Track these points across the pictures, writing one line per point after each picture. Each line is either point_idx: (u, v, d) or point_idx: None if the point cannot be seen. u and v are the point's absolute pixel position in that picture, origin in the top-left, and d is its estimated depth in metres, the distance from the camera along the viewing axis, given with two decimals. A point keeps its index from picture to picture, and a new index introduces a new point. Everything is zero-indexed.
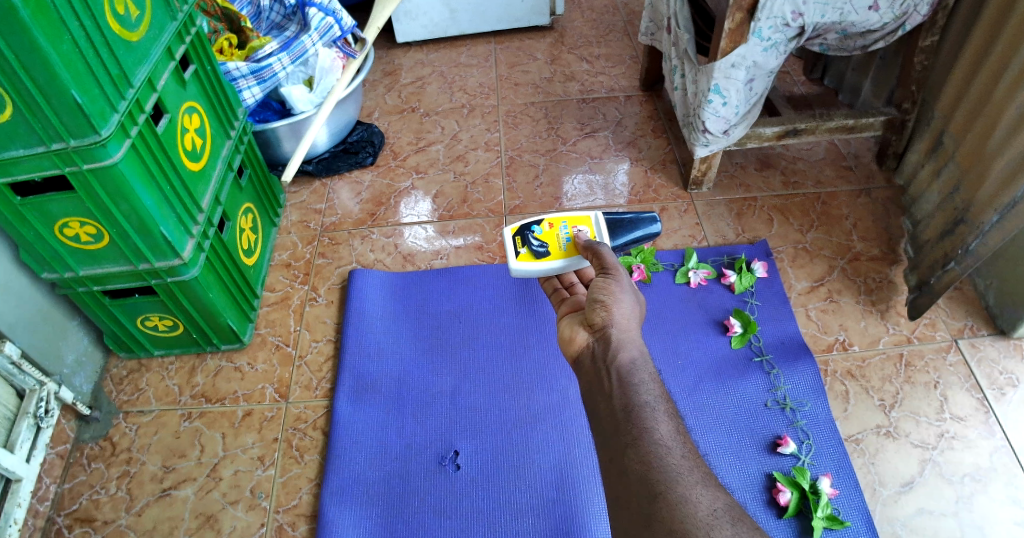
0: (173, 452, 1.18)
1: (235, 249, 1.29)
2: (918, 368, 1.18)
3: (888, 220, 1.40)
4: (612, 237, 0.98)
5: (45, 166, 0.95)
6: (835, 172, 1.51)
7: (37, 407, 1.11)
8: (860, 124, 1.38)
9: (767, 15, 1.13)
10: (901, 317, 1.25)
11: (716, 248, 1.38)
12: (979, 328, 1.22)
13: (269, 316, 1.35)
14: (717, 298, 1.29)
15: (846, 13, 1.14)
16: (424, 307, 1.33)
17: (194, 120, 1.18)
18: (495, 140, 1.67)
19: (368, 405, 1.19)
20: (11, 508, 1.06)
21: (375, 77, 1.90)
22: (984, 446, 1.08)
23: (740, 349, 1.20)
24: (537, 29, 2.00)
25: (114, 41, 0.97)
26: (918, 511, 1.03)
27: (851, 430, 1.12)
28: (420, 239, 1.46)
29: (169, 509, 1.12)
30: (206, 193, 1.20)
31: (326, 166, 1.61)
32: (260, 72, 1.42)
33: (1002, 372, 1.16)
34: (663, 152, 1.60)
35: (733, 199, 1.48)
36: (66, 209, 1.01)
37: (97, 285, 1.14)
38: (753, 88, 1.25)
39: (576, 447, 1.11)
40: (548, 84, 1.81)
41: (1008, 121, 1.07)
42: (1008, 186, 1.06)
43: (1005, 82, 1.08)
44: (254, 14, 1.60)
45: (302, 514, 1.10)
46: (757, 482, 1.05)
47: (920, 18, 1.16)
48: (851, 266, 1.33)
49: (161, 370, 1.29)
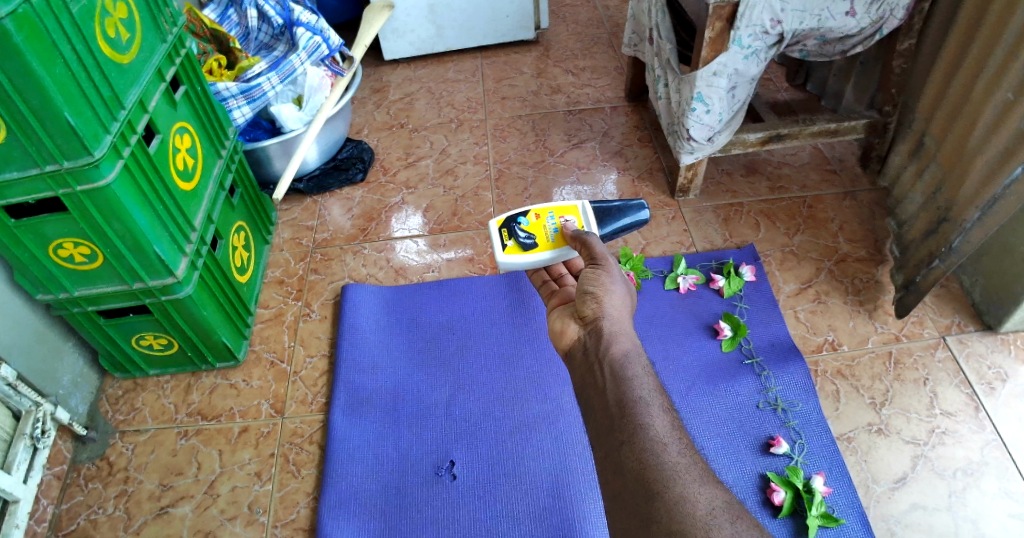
0: (170, 470, 1.18)
1: (228, 266, 1.30)
2: (907, 365, 1.19)
3: (873, 222, 1.42)
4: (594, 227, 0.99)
5: (39, 188, 0.97)
6: (819, 176, 1.53)
7: (34, 428, 1.12)
8: (843, 128, 1.41)
9: (746, 24, 1.15)
10: (889, 316, 1.26)
11: (704, 253, 1.39)
12: (966, 324, 1.24)
13: (263, 333, 1.36)
14: (706, 303, 1.30)
15: (824, 19, 1.17)
16: (418, 320, 1.34)
17: (185, 140, 1.20)
18: (484, 154, 1.69)
19: (364, 418, 1.20)
20: (9, 529, 1.07)
21: (364, 94, 1.93)
22: (974, 440, 1.09)
23: (731, 352, 1.22)
24: (522, 44, 2.03)
25: (105, 64, 0.99)
26: (912, 507, 1.04)
27: (843, 428, 1.13)
28: (412, 253, 1.48)
29: (167, 526, 1.12)
30: (199, 212, 1.21)
31: (317, 183, 1.63)
32: (249, 92, 1.44)
33: (990, 366, 1.17)
34: (650, 161, 1.62)
35: (720, 204, 1.50)
36: (60, 231, 1.02)
37: (91, 305, 1.15)
38: (736, 96, 1.27)
39: (571, 453, 1.12)
40: (535, 97, 1.84)
41: (987, 120, 1.09)
42: (989, 183, 1.08)
43: (982, 82, 1.10)
44: (244, 35, 1.63)
45: (301, 528, 1.10)
46: (752, 482, 1.06)
47: (896, 22, 1.19)
48: (839, 267, 1.35)
49: (156, 389, 1.30)
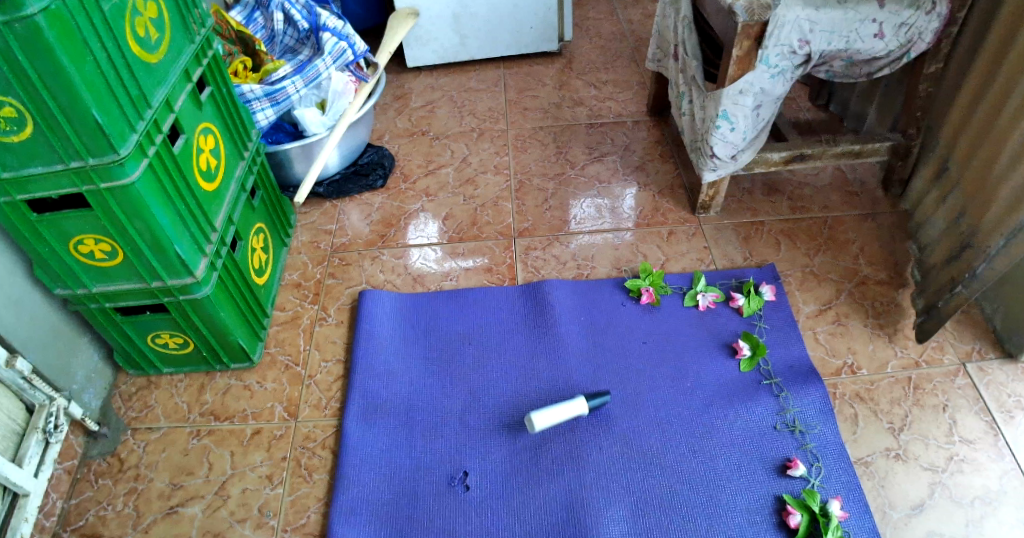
0: (181, 470, 1.18)
1: (246, 268, 1.30)
2: (926, 391, 1.18)
3: (894, 245, 1.41)
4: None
5: (63, 184, 0.97)
6: (840, 197, 1.53)
7: (46, 422, 1.11)
8: (866, 150, 1.40)
9: (773, 43, 1.15)
10: (909, 340, 1.25)
11: (724, 271, 1.39)
12: (987, 351, 1.23)
13: (279, 335, 1.36)
14: (724, 320, 1.30)
15: (852, 41, 1.16)
16: (434, 328, 1.33)
17: (209, 140, 1.21)
18: (504, 164, 1.70)
19: (377, 425, 1.19)
20: (18, 523, 1.05)
21: (387, 101, 1.94)
22: (993, 468, 1.08)
23: (749, 372, 1.21)
24: (545, 56, 2.04)
25: (134, 63, 1.00)
26: (929, 535, 1.02)
27: (860, 452, 1.12)
28: (430, 261, 1.47)
29: (175, 526, 1.11)
30: (219, 213, 1.21)
31: (337, 188, 1.63)
32: (274, 95, 1.45)
33: (1011, 395, 1.16)
34: (670, 176, 1.62)
35: (740, 222, 1.49)
36: (82, 227, 1.03)
37: (109, 302, 1.15)
38: (760, 114, 1.27)
39: (585, 468, 1.11)
40: (556, 109, 1.84)
41: (1013, 146, 1.09)
42: (1014, 210, 1.07)
43: (1009, 108, 1.10)
44: (270, 38, 1.64)
45: (310, 533, 1.09)
46: (767, 505, 1.05)
47: (924, 46, 1.18)
48: (859, 289, 1.34)
49: (170, 387, 1.29)
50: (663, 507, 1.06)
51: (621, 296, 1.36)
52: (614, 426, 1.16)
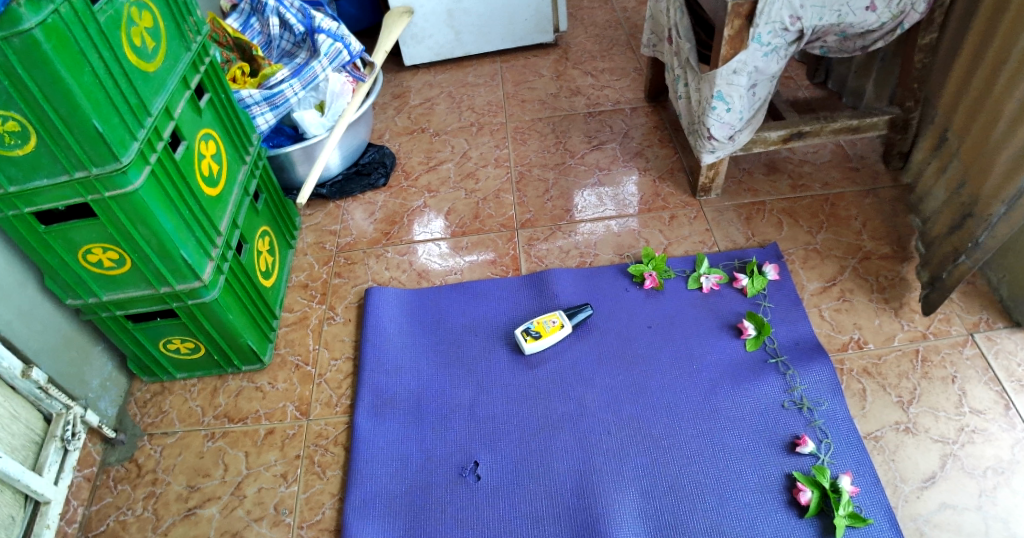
0: (197, 472, 1.20)
1: (253, 271, 1.32)
2: (934, 363, 1.18)
3: (897, 219, 1.40)
4: (571, 318, 1.28)
5: (68, 195, 0.99)
6: (841, 173, 1.52)
7: (64, 430, 1.14)
8: (864, 124, 1.40)
9: (765, 21, 1.15)
10: (915, 313, 1.25)
11: (727, 252, 1.39)
12: (994, 321, 1.22)
13: (288, 335, 1.38)
14: (728, 302, 1.30)
15: (844, 14, 1.16)
16: (440, 322, 1.34)
17: (210, 146, 1.22)
18: (504, 156, 1.70)
19: (388, 420, 1.21)
20: (40, 529, 1.08)
21: (385, 100, 1.95)
22: (1005, 438, 1.08)
23: (755, 351, 1.21)
24: (541, 47, 2.04)
25: (131, 72, 1.01)
26: (941, 507, 1.02)
27: (869, 427, 1.11)
28: (434, 256, 1.49)
29: (194, 527, 1.13)
30: (223, 217, 1.23)
31: (340, 188, 1.65)
32: (272, 98, 1.47)
33: (1020, 363, 1.16)
34: (670, 161, 1.62)
35: (741, 203, 1.49)
36: (89, 236, 1.04)
37: (119, 309, 1.17)
38: (756, 93, 1.27)
39: (596, 454, 1.12)
40: (554, 100, 1.85)
41: (1009, 113, 1.08)
42: (1012, 178, 1.07)
43: (1005, 75, 1.09)
44: (266, 43, 1.65)
45: (326, 528, 1.11)
46: (778, 482, 1.05)
47: (917, 16, 1.18)
48: (863, 265, 1.34)
49: (184, 391, 1.32)
50: (674, 489, 1.06)
51: (625, 282, 1.36)
52: (622, 410, 1.16)
